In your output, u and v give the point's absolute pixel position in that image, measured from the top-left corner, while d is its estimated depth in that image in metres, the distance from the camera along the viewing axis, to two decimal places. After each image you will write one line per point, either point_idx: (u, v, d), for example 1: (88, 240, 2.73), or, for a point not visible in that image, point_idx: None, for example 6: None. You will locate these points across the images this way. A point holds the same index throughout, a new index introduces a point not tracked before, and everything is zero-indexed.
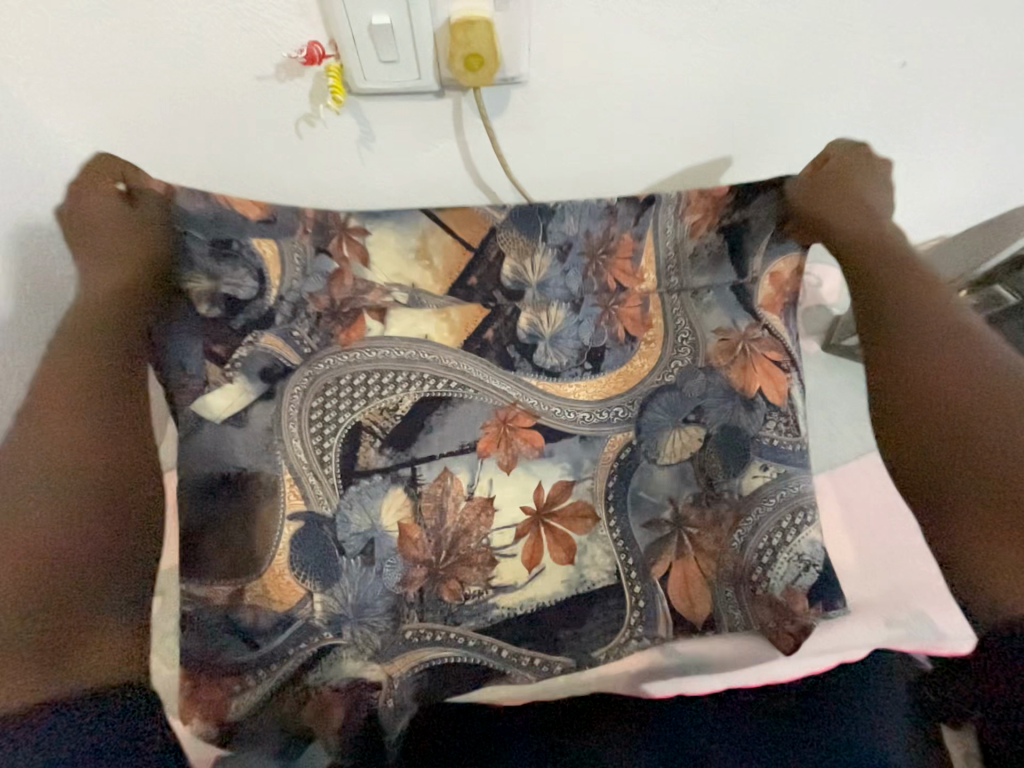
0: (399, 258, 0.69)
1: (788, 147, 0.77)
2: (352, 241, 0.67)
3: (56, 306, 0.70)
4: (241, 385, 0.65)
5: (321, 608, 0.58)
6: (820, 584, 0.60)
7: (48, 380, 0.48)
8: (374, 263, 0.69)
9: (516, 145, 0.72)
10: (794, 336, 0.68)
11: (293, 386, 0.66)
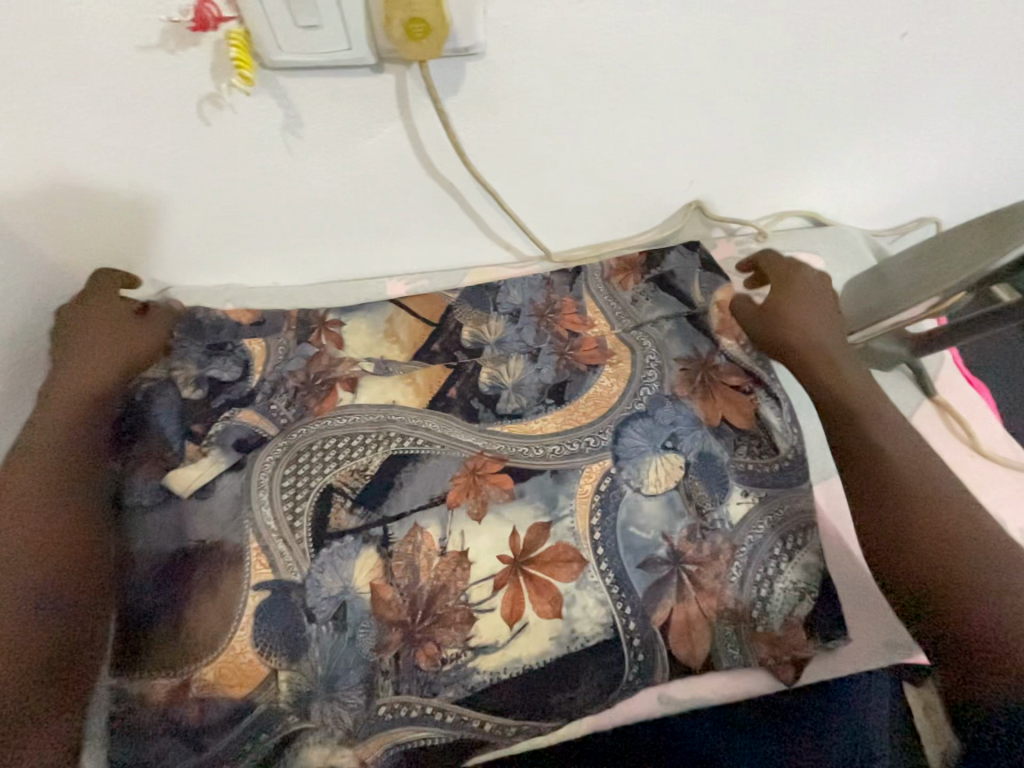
0: (370, 339, 0.80)
1: (746, 157, 0.77)
2: (330, 333, 0.79)
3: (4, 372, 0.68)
4: (214, 458, 0.64)
5: (288, 686, 0.55)
6: (817, 612, 0.61)
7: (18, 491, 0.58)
8: (348, 345, 0.78)
9: (473, 131, 0.64)
10: (752, 355, 0.74)
11: (266, 454, 0.64)
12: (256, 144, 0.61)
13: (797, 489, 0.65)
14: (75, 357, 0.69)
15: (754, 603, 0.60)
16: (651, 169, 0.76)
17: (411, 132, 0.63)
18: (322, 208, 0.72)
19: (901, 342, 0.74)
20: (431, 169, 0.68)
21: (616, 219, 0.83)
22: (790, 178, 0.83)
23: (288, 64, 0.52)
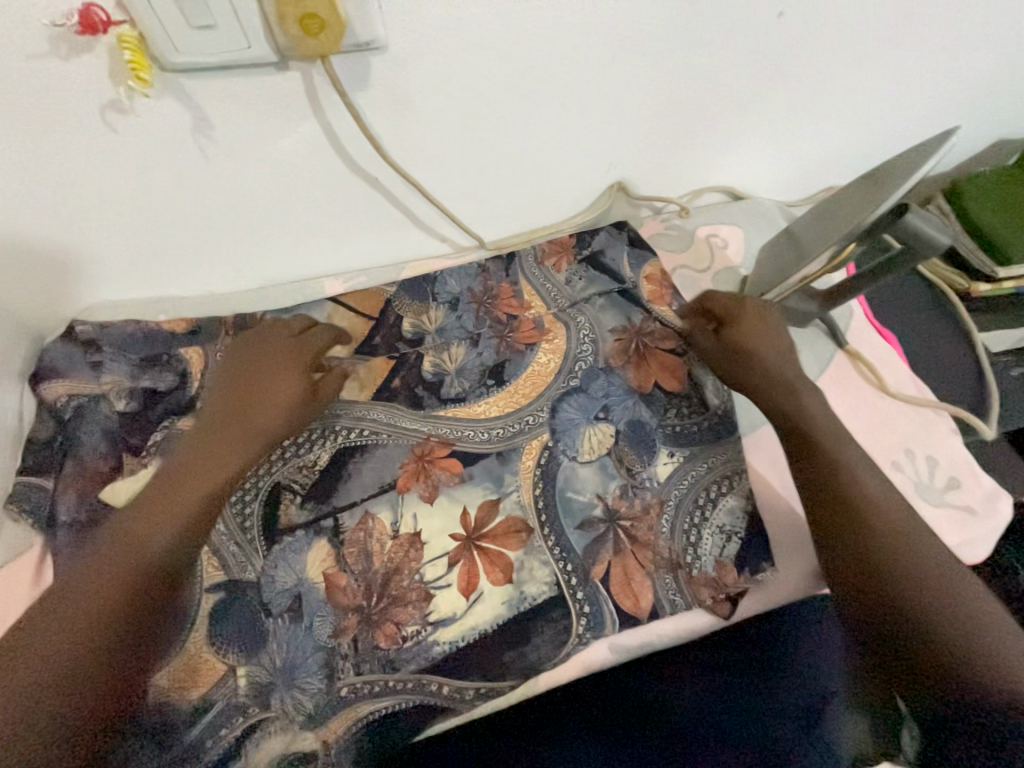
0: None
1: (660, 136, 0.82)
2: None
3: None
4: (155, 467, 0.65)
5: (247, 680, 0.56)
6: (746, 550, 0.65)
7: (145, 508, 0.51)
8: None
9: (389, 123, 0.66)
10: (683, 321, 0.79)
11: None
12: (168, 149, 0.61)
13: (724, 442, 0.71)
14: (235, 362, 0.64)
15: (685, 548, 0.65)
16: (570, 154, 0.79)
17: (328, 129, 0.64)
18: (249, 211, 0.72)
19: (810, 299, 0.81)
20: (353, 165, 0.70)
21: (545, 204, 0.86)
22: (703, 155, 0.88)
23: (188, 65, 0.52)
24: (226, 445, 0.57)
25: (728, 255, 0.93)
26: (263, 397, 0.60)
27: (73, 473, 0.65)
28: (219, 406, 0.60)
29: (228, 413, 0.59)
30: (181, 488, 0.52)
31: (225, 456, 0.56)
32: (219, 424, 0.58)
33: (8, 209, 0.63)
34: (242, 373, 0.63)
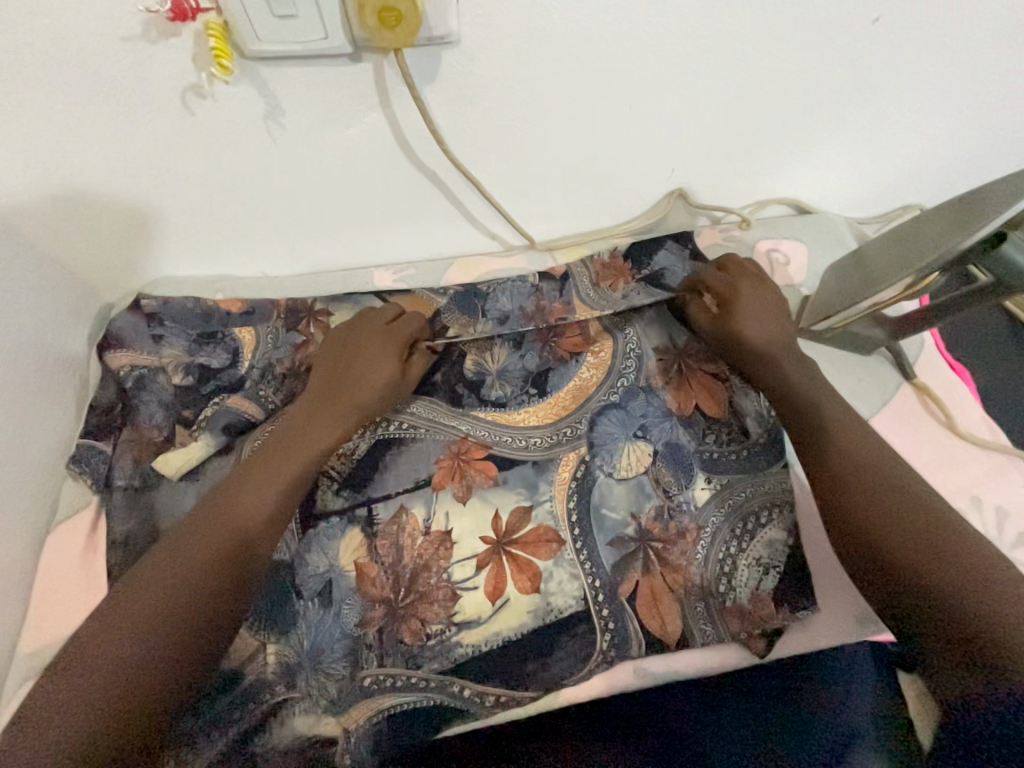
0: None
1: (730, 144, 0.78)
2: (318, 321, 0.78)
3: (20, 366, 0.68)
4: (204, 440, 0.68)
5: (275, 657, 0.57)
6: (784, 586, 0.62)
7: (260, 478, 0.59)
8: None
9: (454, 119, 0.65)
10: None
11: (254, 438, 0.69)
12: (239, 134, 0.63)
13: (768, 472, 0.68)
14: (339, 348, 0.71)
15: (719, 577, 0.62)
16: (632, 158, 0.77)
17: (392, 120, 0.64)
18: (309, 198, 0.73)
19: (878, 326, 0.77)
20: (414, 159, 0.70)
21: (601, 207, 0.84)
22: (773, 165, 0.84)
23: (266, 54, 0.53)
24: (315, 436, 0.63)
25: (789, 273, 0.89)
26: (348, 391, 0.67)
27: (133, 440, 0.69)
28: (310, 398, 0.67)
29: (325, 397, 0.67)
30: (277, 467, 0.60)
31: (316, 437, 0.63)
32: (313, 413, 0.65)
33: (89, 183, 0.66)
34: (344, 358, 0.70)
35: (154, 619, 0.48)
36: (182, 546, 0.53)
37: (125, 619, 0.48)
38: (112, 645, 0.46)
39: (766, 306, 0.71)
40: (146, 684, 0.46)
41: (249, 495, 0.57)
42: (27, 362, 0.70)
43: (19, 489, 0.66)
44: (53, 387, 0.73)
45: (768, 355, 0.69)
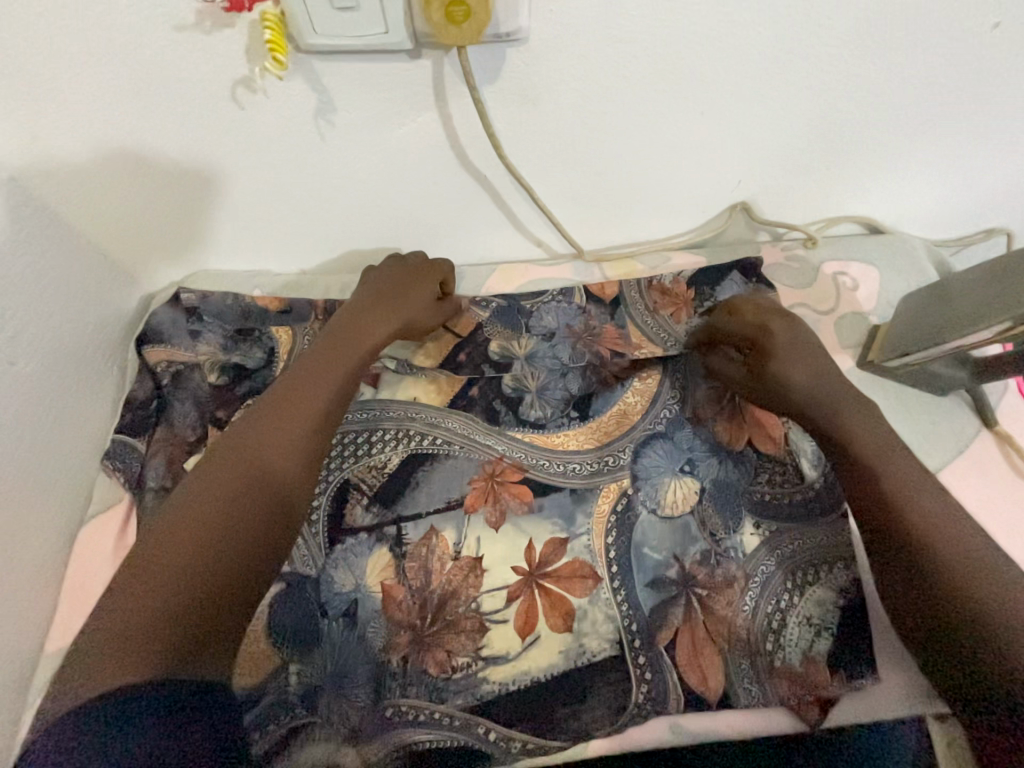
0: None
1: (804, 157, 0.72)
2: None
3: (60, 357, 0.68)
4: None
5: (297, 679, 0.56)
6: (838, 648, 0.58)
7: (319, 384, 0.59)
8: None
9: (513, 120, 0.61)
10: None
11: None
12: (287, 130, 0.60)
13: (827, 523, 0.62)
14: (373, 288, 0.69)
15: (766, 633, 0.58)
16: (696, 168, 0.71)
17: (446, 121, 0.60)
18: (353, 197, 0.70)
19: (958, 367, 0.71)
20: (466, 163, 0.66)
21: (655, 217, 0.79)
22: (851, 180, 0.76)
23: (322, 48, 0.50)
24: (348, 358, 0.63)
25: (858, 298, 0.82)
26: (375, 324, 0.67)
27: (166, 440, 0.69)
28: (326, 332, 0.65)
29: (361, 321, 0.66)
30: (327, 376, 0.60)
31: (356, 353, 0.64)
32: (336, 344, 0.64)
33: (135, 175, 0.64)
34: (382, 294, 0.69)
35: (223, 522, 0.47)
36: (209, 478, 0.50)
37: (159, 552, 0.45)
38: (183, 546, 0.45)
39: (810, 353, 0.63)
40: (202, 602, 0.44)
41: (306, 396, 0.58)
42: (65, 354, 0.69)
43: (53, 482, 0.66)
44: (89, 379, 0.73)
45: (816, 406, 0.61)
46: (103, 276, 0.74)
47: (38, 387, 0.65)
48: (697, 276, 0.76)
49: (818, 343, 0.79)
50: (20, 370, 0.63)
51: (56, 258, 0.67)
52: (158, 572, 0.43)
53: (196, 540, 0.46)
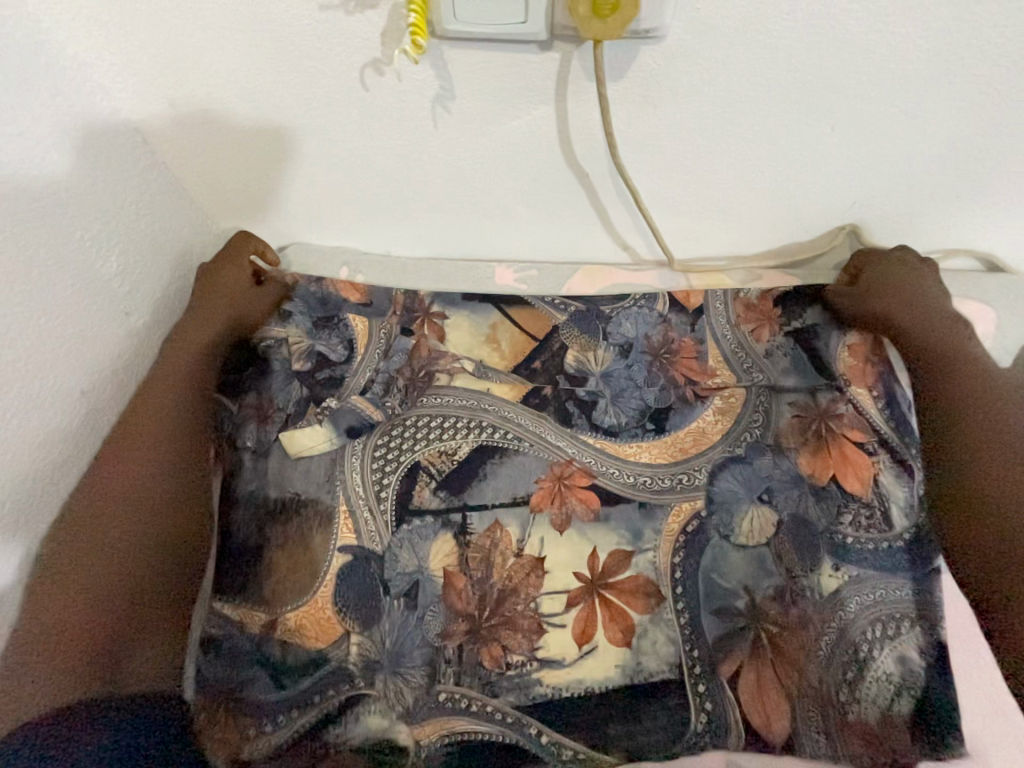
0: (472, 338, 0.76)
1: (931, 186, 0.67)
2: (433, 324, 0.77)
3: (167, 316, 0.74)
4: (328, 430, 0.67)
5: (356, 651, 0.57)
6: (917, 712, 0.54)
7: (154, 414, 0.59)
8: (449, 340, 0.76)
9: (630, 122, 0.59)
10: (907, 402, 0.69)
11: (376, 441, 0.67)
12: (404, 112, 0.61)
13: (902, 576, 0.59)
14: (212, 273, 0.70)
15: (840, 684, 0.54)
16: (811, 182, 0.67)
17: (561, 114, 0.59)
18: (451, 185, 0.70)
19: None
20: (571, 161, 0.65)
21: (755, 231, 0.75)
22: (978, 214, 0.71)
23: (457, 35, 0.50)
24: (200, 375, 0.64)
25: None
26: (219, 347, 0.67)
27: (254, 408, 0.69)
28: (191, 339, 0.64)
29: (219, 317, 0.67)
30: (186, 409, 0.61)
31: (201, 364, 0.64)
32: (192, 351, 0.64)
33: (251, 148, 0.67)
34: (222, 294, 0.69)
35: (110, 582, 0.51)
36: (110, 520, 0.53)
37: (65, 620, 0.48)
38: (74, 599, 0.49)
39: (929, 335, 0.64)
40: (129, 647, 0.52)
41: (158, 442, 0.58)
42: (170, 311, 0.75)
43: None
44: None
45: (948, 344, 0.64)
46: (208, 240, 0.79)
47: (144, 339, 0.70)
48: (788, 293, 0.75)
49: None
50: (134, 323, 0.68)
51: (169, 219, 0.72)
52: (62, 632, 0.47)
53: (72, 595, 0.49)
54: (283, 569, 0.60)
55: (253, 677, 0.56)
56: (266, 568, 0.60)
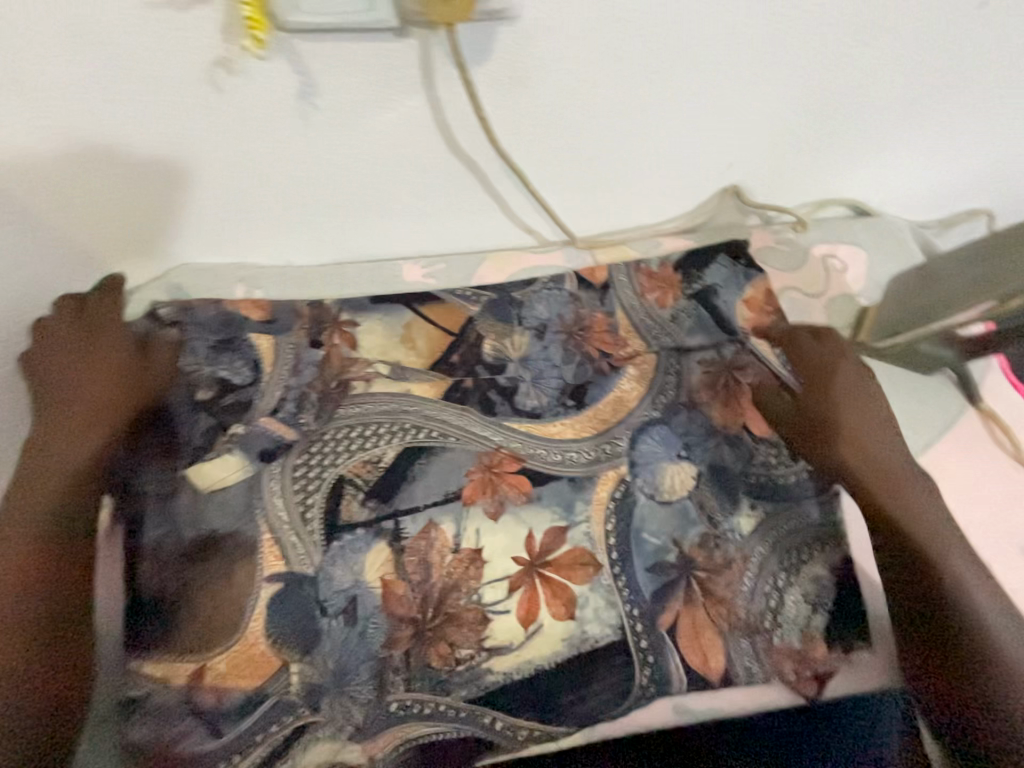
0: (386, 342, 0.74)
1: (791, 142, 0.72)
2: (344, 332, 0.74)
3: None
4: (239, 459, 0.63)
5: (297, 680, 0.55)
6: (832, 624, 0.59)
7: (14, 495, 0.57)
8: (362, 346, 0.73)
9: (503, 104, 0.60)
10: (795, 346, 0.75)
11: (296, 460, 0.64)
12: (267, 113, 0.57)
13: (809, 503, 0.64)
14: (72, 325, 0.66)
15: (765, 611, 0.59)
16: (688, 147, 0.70)
17: (434, 102, 0.59)
18: (338, 186, 0.68)
19: (945, 345, 0.71)
20: (454, 148, 0.65)
21: (647, 201, 0.78)
22: (837, 164, 0.78)
23: (303, 25, 0.48)
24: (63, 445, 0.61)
25: (846, 281, 0.82)
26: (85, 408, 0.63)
27: (158, 447, 0.64)
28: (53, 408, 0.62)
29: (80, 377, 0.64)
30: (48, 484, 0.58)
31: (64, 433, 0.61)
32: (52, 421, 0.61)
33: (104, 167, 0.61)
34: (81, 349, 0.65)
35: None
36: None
37: None
38: None
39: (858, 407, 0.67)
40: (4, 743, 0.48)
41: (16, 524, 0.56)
42: None
43: None
44: None
45: (891, 470, 0.63)
46: None
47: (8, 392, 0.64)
48: (685, 259, 0.79)
49: None
50: None
51: None
52: None
53: None
54: (207, 612, 0.56)
55: (187, 731, 0.52)
56: (188, 615, 0.56)
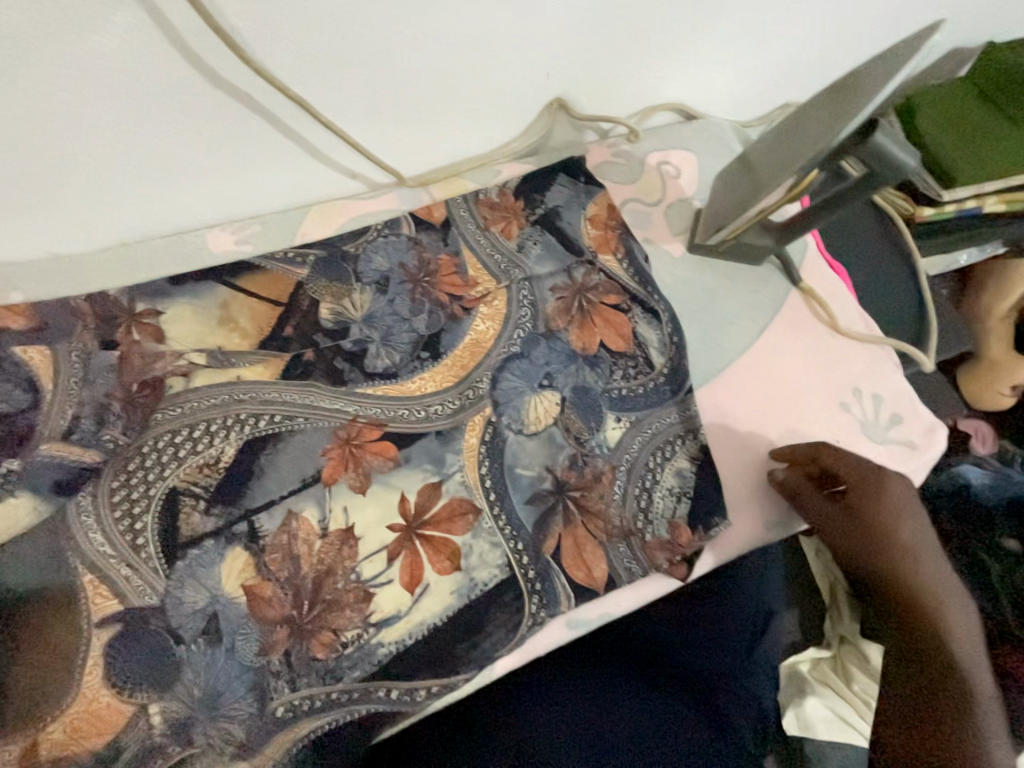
0: (202, 327, 0.64)
1: (604, 43, 0.69)
2: (143, 325, 0.63)
3: None
4: (28, 501, 0.49)
5: (161, 719, 0.47)
6: (695, 509, 0.64)
7: None
8: (171, 336, 0.63)
9: (253, 16, 0.49)
10: (641, 257, 0.76)
11: (110, 481, 0.52)
12: None
13: (667, 405, 0.67)
14: None
15: (637, 513, 0.62)
16: (498, 56, 0.64)
17: (162, 21, 0.47)
18: (73, 143, 0.53)
19: (766, 233, 0.75)
20: (213, 78, 0.53)
21: (471, 124, 0.72)
22: (655, 65, 0.77)
23: None
24: None
25: (682, 186, 0.84)
26: None
27: None
28: None
29: None
30: None
31: None
32: None
33: None
34: None
35: None
36: None
37: None
38: None
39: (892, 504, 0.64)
40: None
41: None
42: None
43: None
44: None
45: (930, 596, 0.63)
46: None
47: None
48: (523, 184, 0.76)
49: (652, 235, 0.80)
50: None
51: None
52: None
53: None
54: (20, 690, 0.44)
55: None
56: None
